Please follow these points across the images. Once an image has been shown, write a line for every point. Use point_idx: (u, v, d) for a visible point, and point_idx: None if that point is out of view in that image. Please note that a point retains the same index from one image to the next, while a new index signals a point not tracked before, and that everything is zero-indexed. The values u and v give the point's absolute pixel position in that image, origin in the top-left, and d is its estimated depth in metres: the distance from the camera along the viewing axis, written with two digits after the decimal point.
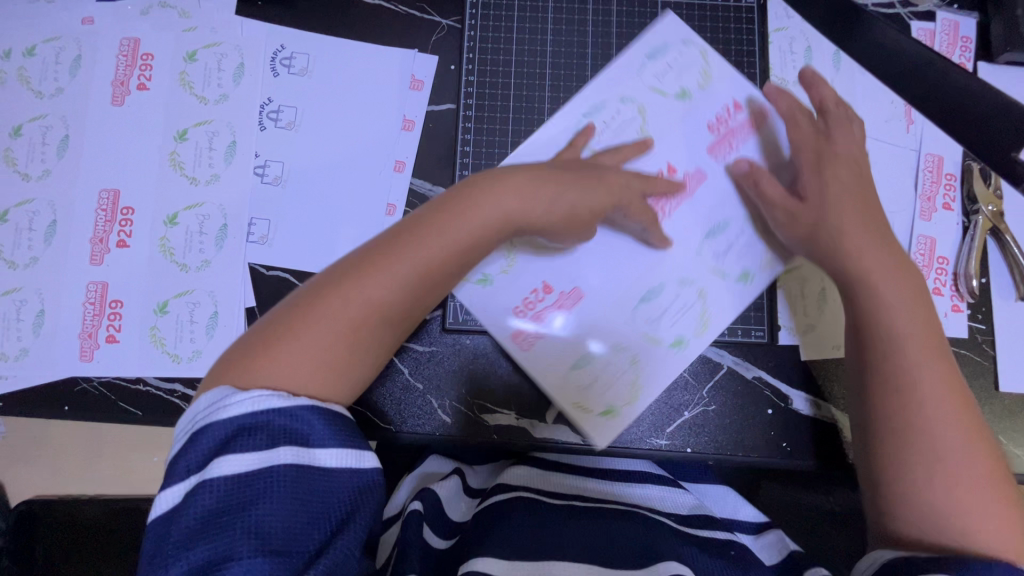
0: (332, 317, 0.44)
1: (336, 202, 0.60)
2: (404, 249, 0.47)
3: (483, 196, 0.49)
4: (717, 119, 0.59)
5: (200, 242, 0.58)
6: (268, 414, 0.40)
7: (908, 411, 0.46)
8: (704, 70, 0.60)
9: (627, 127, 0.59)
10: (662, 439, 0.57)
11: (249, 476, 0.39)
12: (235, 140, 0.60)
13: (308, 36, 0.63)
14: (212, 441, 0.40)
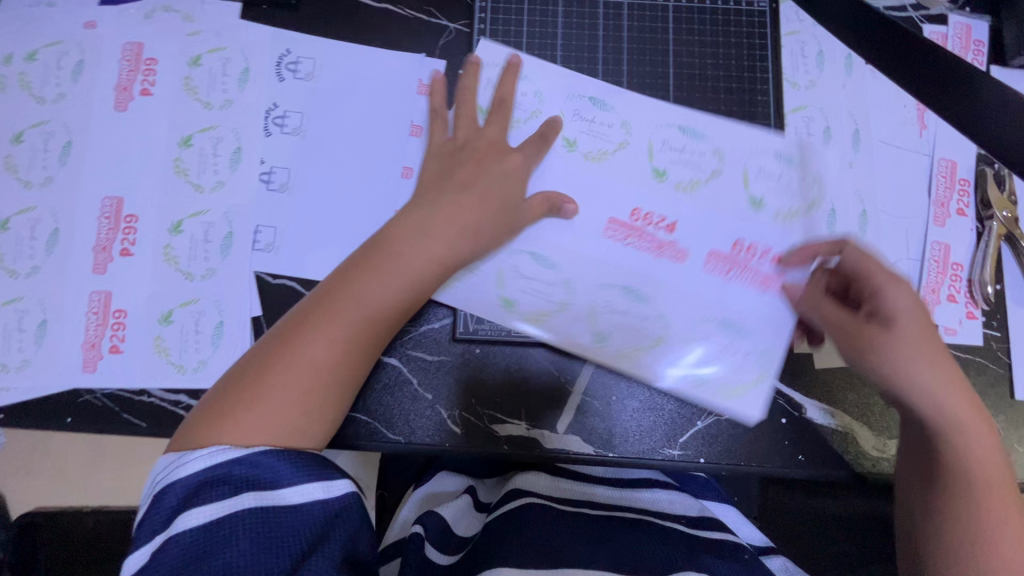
0: (274, 381, 0.47)
1: (343, 209, 0.60)
2: (339, 308, 0.49)
3: (416, 246, 0.52)
4: (744, 247, 0.58)
5: (205, 251, 0.57)
6: (222, 468, 0.43)
7: (957, 493, 0.48)
8: (789, 215, 0.59)
9: (687, 168, 0.60)
10: (676, 449, 0.57)
11: (211, 525, 0.41)
12: (240, 147, 0.60)
13: (314, 40, 0.62)
14: (172, 501, 0.42)
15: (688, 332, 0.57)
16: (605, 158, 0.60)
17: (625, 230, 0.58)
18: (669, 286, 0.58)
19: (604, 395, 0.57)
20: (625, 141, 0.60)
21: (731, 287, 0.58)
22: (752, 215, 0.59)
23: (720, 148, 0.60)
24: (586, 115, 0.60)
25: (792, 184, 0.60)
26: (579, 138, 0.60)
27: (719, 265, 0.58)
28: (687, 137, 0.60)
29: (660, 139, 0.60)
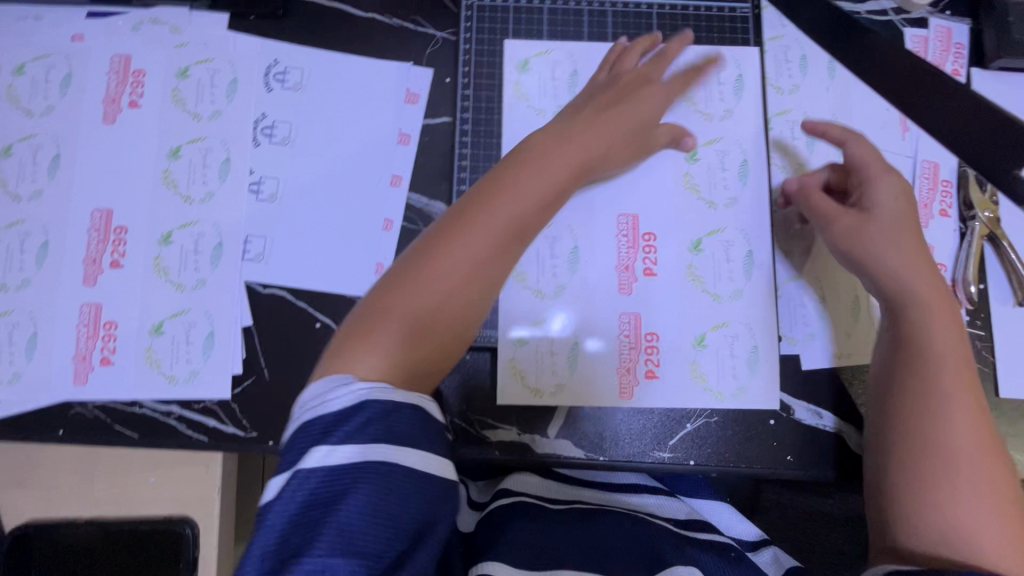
0: (426, 299, 0.42)
1: (333, 218, 0.60)
2: (496, 213, 0.44)
3: (546, 155, 0.48)
4: (647, 337, 0.58)
5: (195, 262, 0.57)
6: (365, 406, 0.38)
7: (933, 409, 0.46)
8: (695, 375, 0.57)
9: (721, 279, 0.59)
10: (665, 452, 0.57)
11: (343, 471, 0.36)
12: (229, 157, 0.60)
13: (302, 51, 0.63)
14: (309, 432, 0.38)
15: (584, 401, 0.57)
16: (684, 189, 0.60)
17: (629, 238, 0.59)
18: (603, 362, 0.57)
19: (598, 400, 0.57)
20: (715, 204, 0.60)
21: (615, 379, 0.57)
22: (676, 356, 0.58)
23: (756, 312, 0.59)
24: (720, 167, 0.61)
25: (741, 375, 0.58)
26: (698, 166, 0.61)
27: (629, 326, 0.58)
28: (741, 261, 0.59)
29: (728, 236, 0.60)
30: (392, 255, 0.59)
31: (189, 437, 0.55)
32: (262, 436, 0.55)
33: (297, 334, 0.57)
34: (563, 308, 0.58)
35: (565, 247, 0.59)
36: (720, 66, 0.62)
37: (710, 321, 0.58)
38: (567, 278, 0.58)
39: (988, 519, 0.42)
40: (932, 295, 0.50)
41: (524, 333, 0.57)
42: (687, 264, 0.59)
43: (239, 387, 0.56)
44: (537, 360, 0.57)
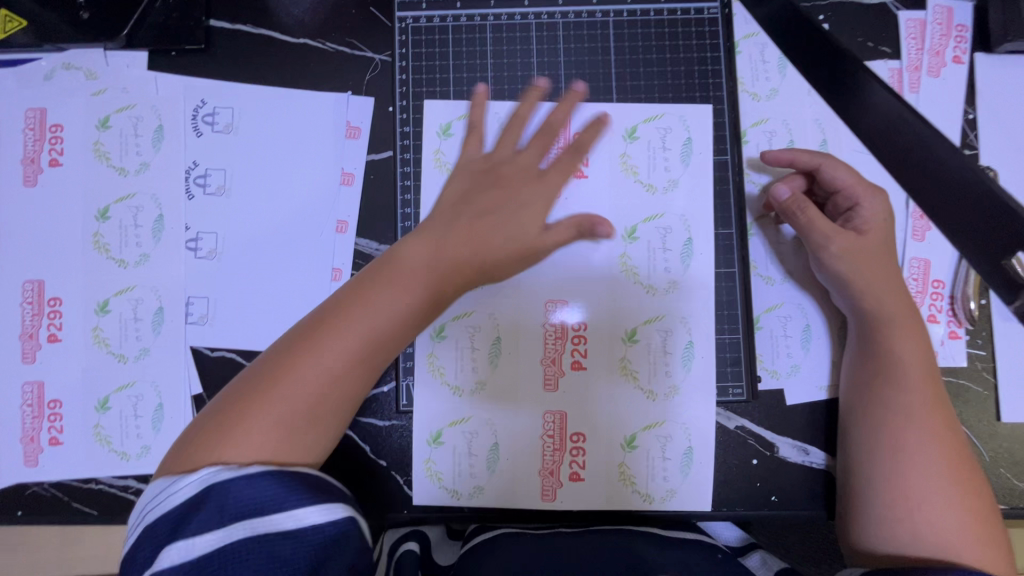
0: (257, 402, 0.38)
1: (277, 272, 0.56)
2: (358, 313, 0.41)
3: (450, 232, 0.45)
4: (573, 437, 0.54)
5: (135, 329, 0.54)
6: (217, 485, 0.35)
7: (890, 424, 0.48)
8: (623, 479, 0.54)
9: (658, 373, 0.55)
10: (642, 498, 0.54)
11: (204, 560, 0.33)
12: (161, 214, 0.56)
13: (229, 88, 0.58)
14: (160, 534, 0.35)
15: (507, 501, 0.54)
16: (620, 274, 0.56)
17: (557, 326, 0.55)
18: (524, 466, 0.54)
19: (568, 454, 0.54)
20: (655, 289, 0.56)
21: (538, 480, 0.54)
22: (605, 458, 0.54)
23: (693, 413, 0.55)
24: (663, 248, 0.56)
25: (670, 478, 0.54)
26: (637, 247, 0.56)
27: (554, 425, 0.54)
28: (679, 355, 0.55)
29: (666, 325, 0.55)
30: None
31: None
32: None
33: None
34: (483, 406, 0.54)
35: (486, 336, 0.55)
36: (668, 126, 0.57)
37: (641, 421, 0.55)
38: (487, 373, 0.55)
39: (951, 528, 0.43)
40: (894, 311, 0.50)
41: (451, 431, 0.54)
42: (622, 356, 0.55)
43: None
44: (456, 458, 0.54)
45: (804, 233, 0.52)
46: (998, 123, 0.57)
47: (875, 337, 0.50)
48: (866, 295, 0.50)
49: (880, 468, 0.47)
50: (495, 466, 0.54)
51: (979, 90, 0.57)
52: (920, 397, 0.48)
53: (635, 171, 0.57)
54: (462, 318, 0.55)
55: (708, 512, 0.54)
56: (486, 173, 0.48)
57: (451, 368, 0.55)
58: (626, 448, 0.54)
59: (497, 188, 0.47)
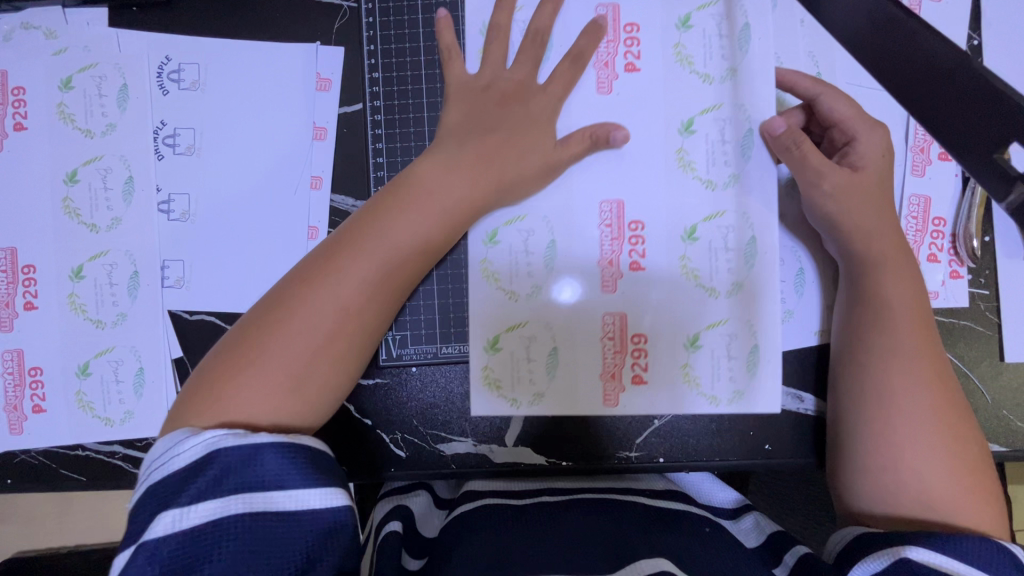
0: (285, 325, 0.42)
1: (251, 232, 0.55)
2: (372, 243, 0.45)
3: (436, 196, 0.47)
4: (634, 338, 0.52)
5: (111, 295, 0.53)
6: (219, 456, 0.36)
7: (883, 370, 0.46)
8: (687, 379, 0.52)
9: (716, 272, 0.52)
10: (631, 451, 0.53)
11: (199, 531, 0.34)
12: (131, 176, 0.54)
13: (194, 42, 0.55)
14: (157, 496, 0.35)
15: (566, 410, 0.52)
16: (677, 168, 0.53)
17: (612, 228, 0.53)
18: (583, 372, 0.52)
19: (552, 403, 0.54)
20: (713, 184, 0.53)
21: (598, 385, 0.52)
22: (665, 360, 0.52)
23: (755, 310, 0.52)
24: (721, 140, 0.53)
25: (733, 377, 0.52)
26: (695, 139, 0.53)
27: (613, 327, 0.52)
28: (741, 251, 0.52)
29: (727, 220, 0.52)
30: None
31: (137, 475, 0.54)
32: None
33: None
34: (542, 309, 0.53)
35: (540, 239, 0.53)
36: (725, 13, 0.53)
37: (704, 319, 0.52)
38: (543, 276, 0.53)
39: (935, 477, 0.43)
40: (887, 250, 0.48)
41: (509, 335, 0.52)
42: (681, 255, 0.52)
43: None
44: (510, 367, 0.52)
45: (797, 168, 0.50)
46: (1003, 48, 0.54)
47: (869, 281, 0.48)
48: (857, 237, 0.48)
49: (865, 416, 0.46)
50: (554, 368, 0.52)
51: (983, 14, 0.54)
52: (913, 344, 0.46)
53: (690, 62, 0.53)
54: (513, 222, 0.53)
55: (699, 461, 0.53)
56: (486, 91, 0.51)
57: (505, 274, 0.53)
58: (686, 349, 0.52)
59: (500, 107, 0.51)
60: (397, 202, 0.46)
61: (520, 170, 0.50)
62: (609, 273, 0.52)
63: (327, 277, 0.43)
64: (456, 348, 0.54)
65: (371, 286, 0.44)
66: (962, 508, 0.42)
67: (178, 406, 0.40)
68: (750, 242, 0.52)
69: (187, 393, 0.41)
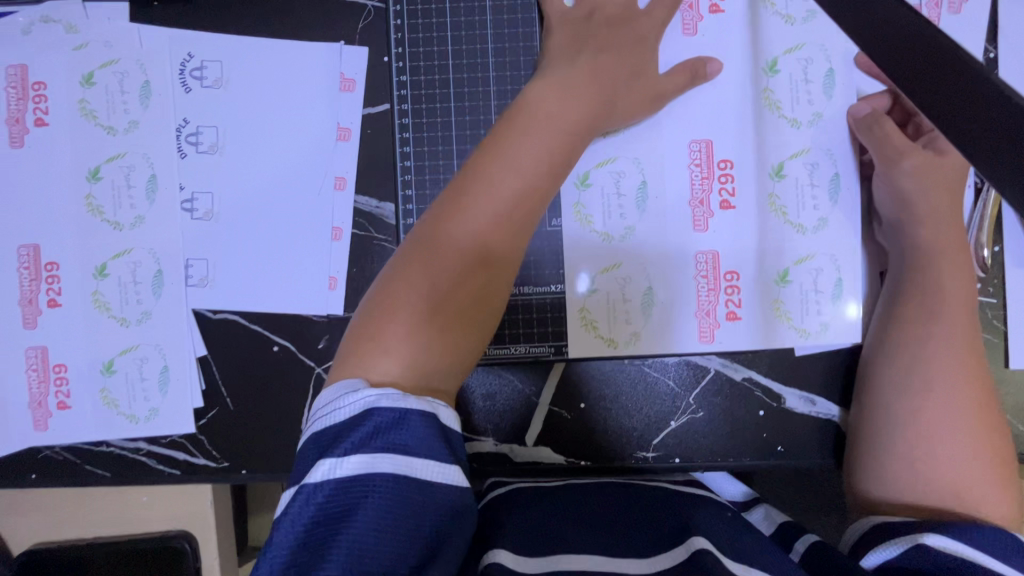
0: (440, 251, 0.43)
1: (275, 231, 0.55)
2: (502, 162, 0.45)
3: (555, 125, 0.47)
4: (727, 276, 0.54)
5: (136, 293, 0.54)
6: (375, 414, 0.36)
7: (920, 361, 0.48)
8: (779, 314, 0.54)
9: (803, 209, 0.53)
10: (648, 451, 0.55)
11: (351, 484, 0.34)
12: (154, 174, 0.54)
13: (217, 40, 0.55)
14: (321, 441, 0.36)
15: (666, 346, 0.54)
16: (763, 107, 0.53)
17: (702, 167, 0.54)
18: (682, 307, 0.54)
19: (570, 403, 0.55)
20: (799, 122, 0.53)
21: (692, 322, 0.54)
22: (760, 295, 0.54)
23: (847, 243, 0.53)
24: (805, 80, 0.53)
25: (822, 310, 0.54)
26: (779, 79, 0.53)
27: (706, 266, 0.54)
28: (826, 186, 0.53)
29: (812, 158, 0.53)
30: (346, 269, 0.55)
31: (161, 471, 0.55)
32: (232, 465, 0.54)
33: (255, 360, 0.55)
34: (634, 251, 0.54)
35: (631, 181, 0.54)
36: None
37: (792, 255, 0.54)
38: (635, 218, 0.54)
39: (964, 467, 0.45)
40: (936, 246, 0.50)
41: (607, 276, 0.54)
42: (768, 193, 0.54)
43: (204, 419, 0.54)
44: (608, 307, 0.54)
45: (881, 145, 0.51)
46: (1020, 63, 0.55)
47: (910, 279, 0.50)
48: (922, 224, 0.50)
49: (901, 407, 0.48)
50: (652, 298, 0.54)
51: (1001, 28, 0.55)
52: (952, 342, 0.48)
53: (772, 3, 0.53)
54: (605, 165, 0.54)
55: (712, 462, 0.55)
56: (589, 18, 0.52)
57: (598, 216, 0.54)
58: (778, 285, 0.54)
59: (608, 27, 0.52)
60: (518, 132, 0.47)
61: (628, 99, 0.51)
62: (701, 211, 0.54)
63: (470, 205, 0.44)
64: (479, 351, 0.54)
65: (504, 214, 0.45)
66: (977, 498, 0.45)
67: (343, 354, 0.41)
68: (834, 178, 0.53)
69: (347, 344, 0.41)
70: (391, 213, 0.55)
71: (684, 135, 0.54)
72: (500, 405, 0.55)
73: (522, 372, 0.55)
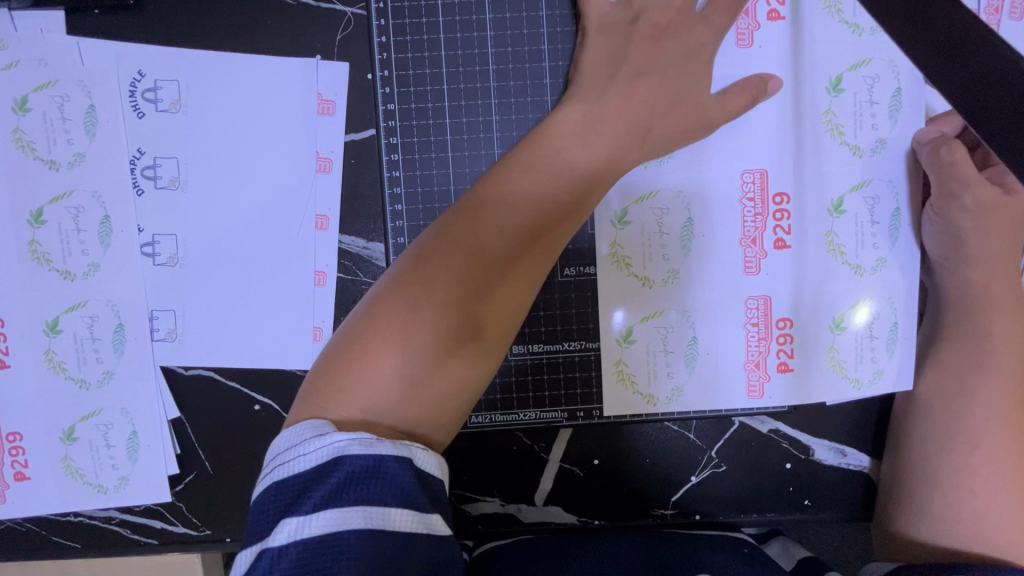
0: (421, 289, 0.37)
1: (249, 277, 0.49)
2: (504, 191, 0.40)
3: (565, 161, 0.41)
4: (779, 324, 0.48)
5: (94, 351, 0.48)
6: (346, 463, 0.32)
7: (958, 410, 0.45)
8: (831, 363, 0.48)
9: (861, 247, 0.47)
10: (667, 507, 0.50)
11: (319, 544, 0.30)
12: (107, 214, 0.48)
13: (171, 56, 0.47)
14: (285, 497, 0.32)
15: (702, 405, 0.48)
16: (824, 133, 0.46)
17: (756, 202, 0.46)
18: (724, 359, 0.48)
19: (585, 460, 0.50)
20: (861, 151, 0.46)
21: (740, 376, 0.48)
22: (810, 342, 0.48)
23: (905, 285, 0.47)
24: (870, 101, 0.45)
25: (876, 360, 0.48)
26: (843, 101, 0.45)
27: (757, 312, 0.48)
28: (886, 223, 0.47)
29: (873, 191, 0.46)
30: (332, 318, 0.49)
31: (137, 541, 0.50)
32: (215, 533, 0.50)
33: (234, 421, 0.49)
34: (676, 298, 0.47)
35: (676, 217, 0.46)
36: None
37: (851, 298, 0.47)
38: (680, 261, 0.47)
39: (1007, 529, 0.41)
40: (991, 290, 0.45)
41: (639, 326, 0.48)
42: (827, 230, 0.47)
43: (181, 485, 0.49)
44: (648, 360, 0.48)
45: (942, 174, 0.45)
46: None
47: (963, 324, 0.46)
48: (970, 267, 0.45)
49: (938, 460, 0.45)
50: (690, 347, 0.48)
51: None
52: (997, 392, 0.44)
53: (838, 9, 0.45)
54: (644, 199, 0.46)
55: (735, 518, 0.51)
56: (634, 24, 0.44)
57: (637, 258, 0.47)
58: (830, 334, 0.48)
59: (655, 41, 0.44)
60: (521, 165, 0.41)
61: (668, 127, 0.44)
62: (752, 252, 0.47)
63: (457, 236, 0.39)
64: (484, 415, 0.49)
65: (489, 263, 0.38)
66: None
67: (306, 388, 0.37)
68: (895, 214, 0.47)
69: (309, 381, 0.37)
70: (381, 253, 0.49)
71: (716, 158, 0.46)
72: (508, 465, 0.50)
73: (538, 431, 0.49)
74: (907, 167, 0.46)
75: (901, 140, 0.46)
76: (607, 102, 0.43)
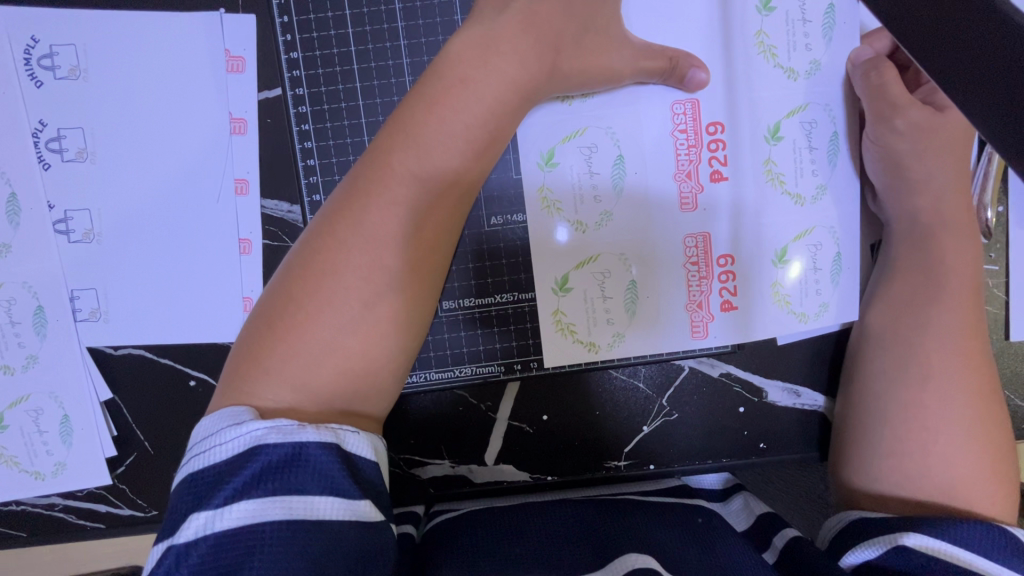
0: (346, 253, 0.34)
1: (171, 250, 0.47)
2: (419, 145, 0.37)
3: (480, 99, 0.38)
4: (721, 261, 0.47)
5: (16, 336, 0.46)
6: (262, 453, 0.27)
7: (907, 342, 0.43)
8: (777, 298, 0.47)
9: (800, 174, 0.46)
10: (620, 460, 0.49)
11: (231, 541, 0.25)
12: (14, 192, 0.45)
13: (63, 18, 0.45)
14: (193, 492, 0.27)
15: (646, 349, 0.47)
16: (756, 54, 0.44)
17: (688, 133, 0.45)
18: (668, 301, 0.47)
19: (533, 415, 0.49)
20: (795, 73, 0.45)
21: (684, 317, 0.47)
22: (754, 277, 0.47)
23: (846, 213, 0.46)
24: (803, 18, 0.44)
25: (820, 292, 0.47)
26: (774, 19, 0.44)
27: (696, 251, 0.46)
28: (825, 148, 0.45)
29: (811, 114, 0.45)
30: (260, 287, 0.47)
31: (84, 526, 0.49)
32: (162, 514, 0.49)
33: (168, 399, 0.47)
34: (613, 241, 0.46)
35: (606, 159, 0.45)
36: None
37: (790, 230, 0.46)
38: (613, 201, 0.46)
39: (951, 459, 0.40)
40: (933, 214, 0.43)
41: (579, 273, 0.46)
42: (765, 158, 0.45)
43: (121, 467, 0.48)
44: (588, 308, 0.47)
45: (874, 97, 0.43)
46: None
47: (905, 253, 0.44)
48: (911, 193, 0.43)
49: (888, 396, 0.43)
50: (631, 290, 0.47)
51: None
52: (947, 322, 0.42)
53: None
54: (572, 140, 0.45)
55: (691, 466, 0.49)
56: None
57: (569, 203, 0.46)
58: (774, 268, 0.47)
59: None
60: (426, 107, 0.37)
61: (583, 63, 0.42)
62: (688, 186, 0.46)
63: (377, 197, 0.35)
64: (423, 375, 0.48)
65: (411, 217, 0.36)
66: (978, 486, 0.39)
67: (230, 368, 0.33)
68: (832, 137, 0.45)
69: (231, 366, 0.33)
70: (304, 216, 0.47)
71: (640, 93, 0.44)
72: (453, 425, 0.48)
73: (478, 386, 0.48)
74: (844, 92, 0.45)
75: (835, 58, 0.45)
76: (514, 27, 0.40)
